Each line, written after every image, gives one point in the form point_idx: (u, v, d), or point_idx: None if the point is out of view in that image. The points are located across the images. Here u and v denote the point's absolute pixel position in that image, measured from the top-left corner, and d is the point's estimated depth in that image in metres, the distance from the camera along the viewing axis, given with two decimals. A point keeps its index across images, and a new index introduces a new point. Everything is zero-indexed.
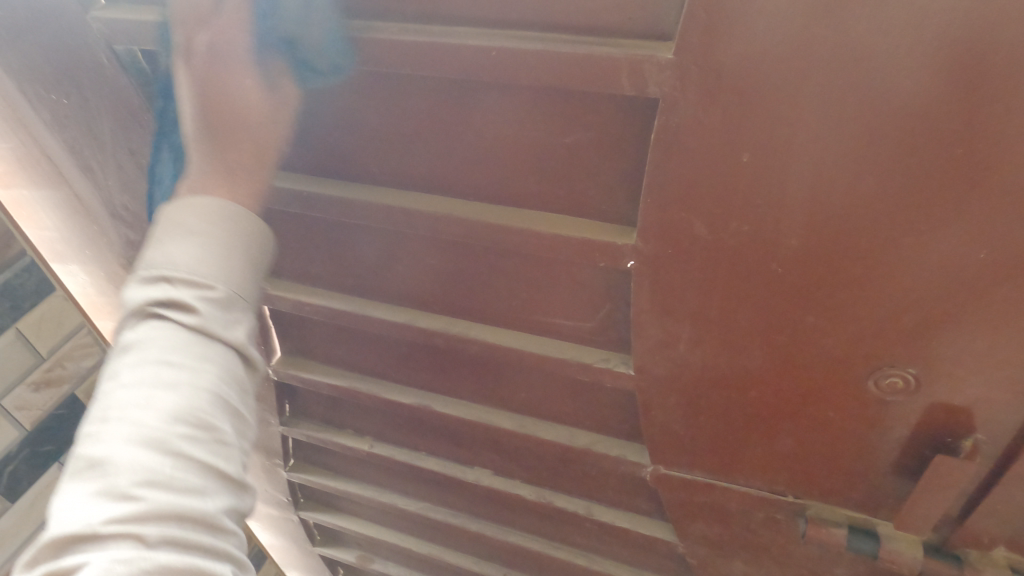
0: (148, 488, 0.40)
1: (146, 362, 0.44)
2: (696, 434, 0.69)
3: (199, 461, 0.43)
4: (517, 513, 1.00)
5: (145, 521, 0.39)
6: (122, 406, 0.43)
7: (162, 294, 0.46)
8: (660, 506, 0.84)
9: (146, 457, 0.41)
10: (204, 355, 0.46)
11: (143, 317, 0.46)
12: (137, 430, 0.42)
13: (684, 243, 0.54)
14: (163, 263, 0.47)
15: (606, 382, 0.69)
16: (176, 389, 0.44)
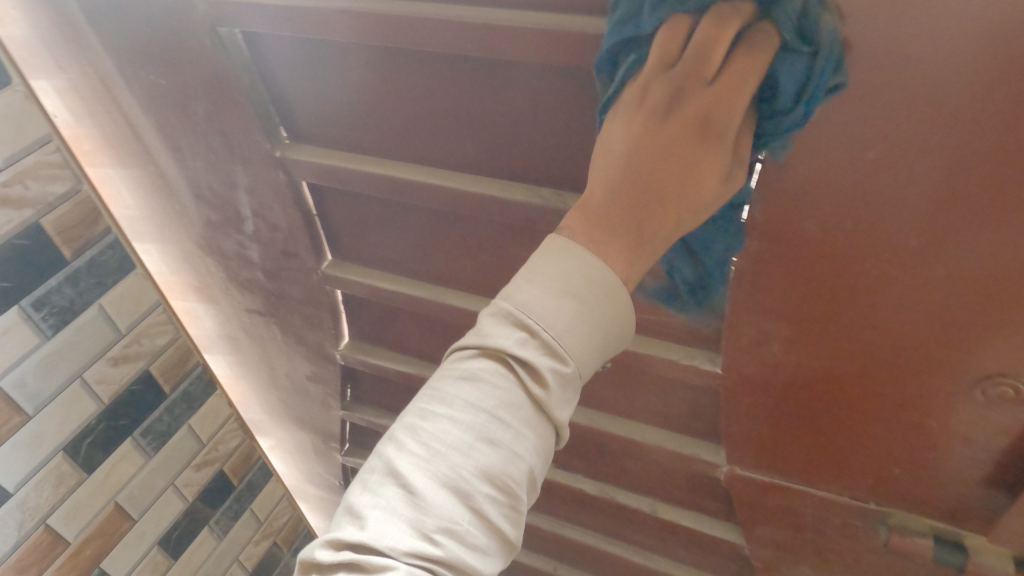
0: (444, 532, 0.39)
1: (480, 409, 0.41)
2: (779, 435, 0.68)
3: (492, 517, 0.40)
4: (575, 507, 0.99)
5: (434, 551, 0.38)
6: (448, 434, 0.41)
7: (523, 351, 0.42)
8: (728, 507, 0.83)
9: (444, 505, 0.39)
10: (530, 419, 0.42)
11: (493, 361, 0.43)
12: (448, 468, 0.40)
13: (790, 238, 0.53)
14: (525, 310, 0.43)
15: (689, 379, 0.69)
16: (498, 448, 0.41)
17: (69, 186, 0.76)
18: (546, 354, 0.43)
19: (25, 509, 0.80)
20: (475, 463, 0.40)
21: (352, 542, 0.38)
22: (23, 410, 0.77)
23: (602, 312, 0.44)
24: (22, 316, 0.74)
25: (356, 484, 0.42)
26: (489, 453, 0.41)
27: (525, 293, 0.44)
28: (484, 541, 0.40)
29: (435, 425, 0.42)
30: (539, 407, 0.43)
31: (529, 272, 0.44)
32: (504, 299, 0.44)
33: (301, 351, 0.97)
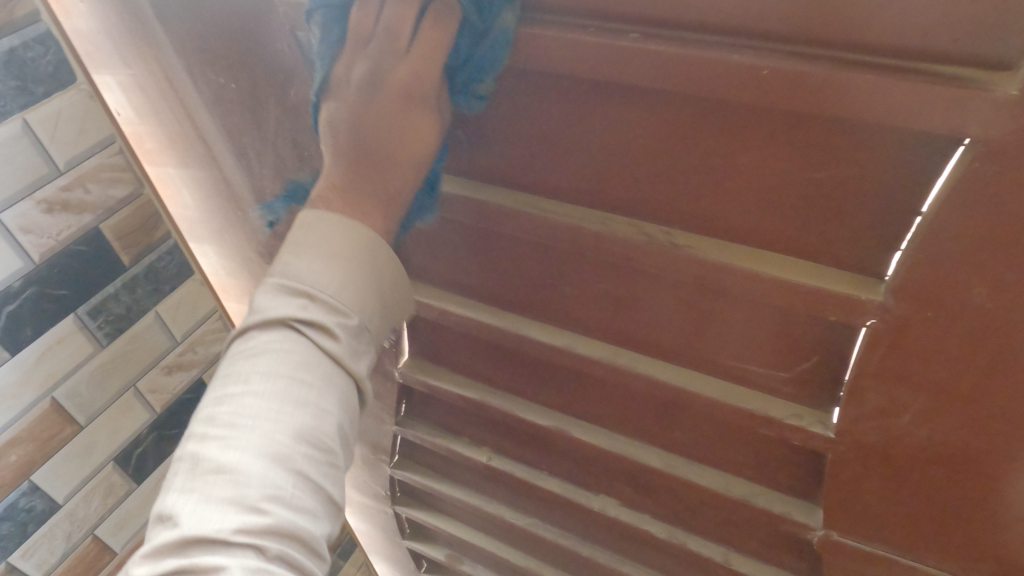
0: (272, 501, 0.42)
1: (272, 398, 0.45)
2: (891, 507, 0.61)
3: (314, 475, 0.44)
4: (639, 545, 0.93)
5: (267, 537, 0.41)
6: (251, 392, 0.45)
7: (305, 314, 0.47)
8: (815, 568, 0.76)
9: (274, 472, 0.42)
10: (331, 377, 0.47)
11: (285, 329, 0.47)
12: (237, 490, 0.41)
13: (946, 307, 0.45)
14: (300, 280, 0.48)
15: (792, 440, 0.61)
16: (308, 408, 0.45)
17: (131, 190, 0.72)
18: (329, 311, 0.48)
19: (73, 520, 0.78)
20: (263, 442, 0.43)
21: (185, 536, 0.40)
22: (76, 421, 0.74)
23: (369, 270, 0.51)
24: (78, 323, 0.71)
25: (174, 487, 0.43)
26: (290, 411, 0.44)
27: (298, 267, 0.49)
28: (314, 505, 0.44)
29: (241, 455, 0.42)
30: (338, 368, 0.48)
31: (298, 245, 0.50)
32: (288, 272, 0.49)
33: None
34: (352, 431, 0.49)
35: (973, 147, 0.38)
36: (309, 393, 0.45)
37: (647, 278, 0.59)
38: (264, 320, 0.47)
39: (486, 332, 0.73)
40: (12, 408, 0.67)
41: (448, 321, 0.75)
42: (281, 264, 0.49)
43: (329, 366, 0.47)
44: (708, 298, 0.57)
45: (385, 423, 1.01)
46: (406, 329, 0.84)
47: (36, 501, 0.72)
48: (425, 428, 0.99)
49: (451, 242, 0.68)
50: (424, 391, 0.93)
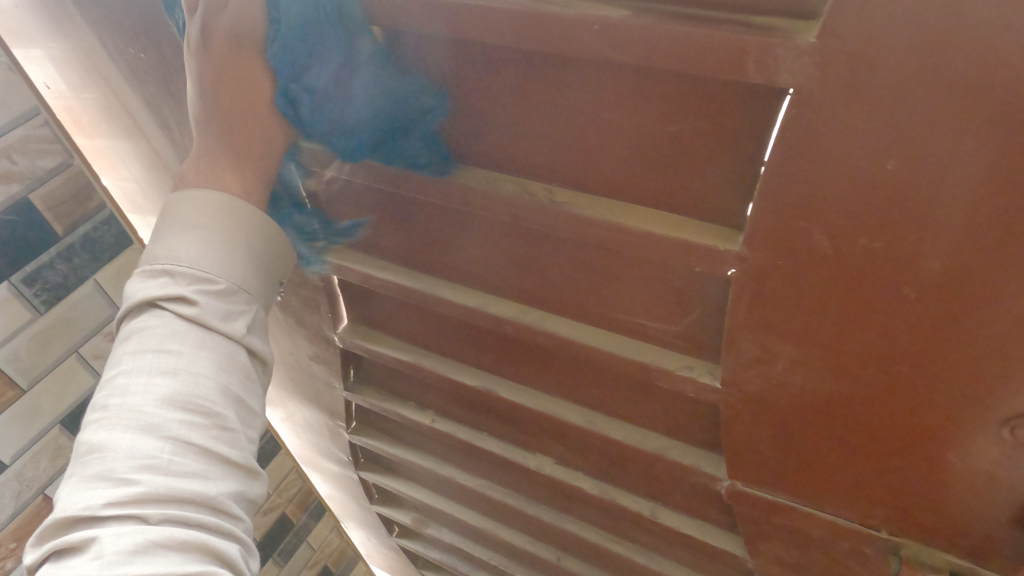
0: (142, 470, 0.45)
1: (147, 348, 0.49)
2: (785, 456, 0.63)
3: (197, 439, 0.48)
4: (579, 503, 0.96)
5: (142, 507, 0.44)
6: (145, 374, 0.48)
7: (164, 291, 0.51)
8: (734, 519, 0.79)
9: (143, 442, 0.46)
10: (207, 343, 0.51)
11: (151, 307, 0.52)
12: (116, 432, 0.46)
13: (795, 257, 0.47)
14: (173, 258, 0.53)
15: (689, 392, 0.64)
16: (176, 376, 0.49)
17: (60, 161, 0.75)
18: (200, 288, 0.53)
19: (21, 480, 0.81)
20: (171, 400, 0.48)
21: (67, 518, 0.44)
22: (17, 385, 0.77)
23: (232, 239, 0.55)
24: (13, 292, 0.74)
25: (65, 484, 0.46)
26: (160, 381, 0.48)
27: (176, 243, 0.53)
28: (194, 463, 0.47)
29: (102, 432, 0.46)
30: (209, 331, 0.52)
31: (179, 223, 0.55)
32: (153, 256, 0.54)
33: (302, 331, 0.95)
34: (241, 389, 0.53)
35: (795, 96, 0.40)
36: (181, 364, 0.49)
37: (543, 237, 0.61)
38: (137, 306, 0.52)
39: (408, 294, 0.75)
40: None
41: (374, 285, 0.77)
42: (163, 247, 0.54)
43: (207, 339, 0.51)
44: (597, 255, 0.59)
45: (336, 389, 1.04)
46: (342, 296, 0.87)
47: None
48: (374, 393, 1.03)
49: (367, 207, 0.70)
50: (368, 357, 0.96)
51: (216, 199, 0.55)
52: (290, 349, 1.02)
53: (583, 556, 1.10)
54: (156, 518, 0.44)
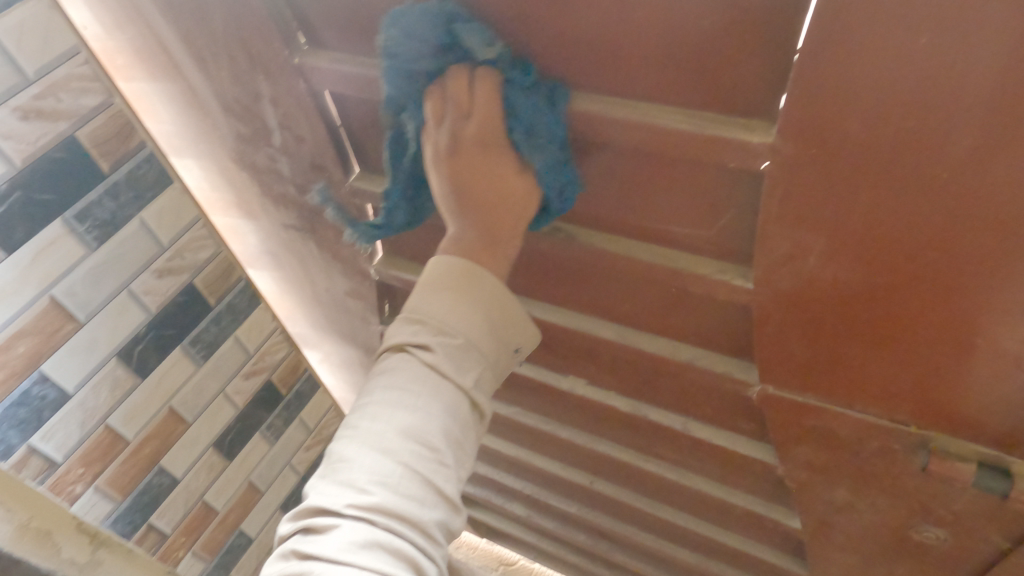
0: (377, 484, 0.53)
1: (392, 386, 0.59)
2: (816, 354, 0.65)
3: (420, 467, 0.55)
4: (610, 424, 1.00)
5: (375, 514, 0.52)
6: (370, 423, 0.58)
7: (414, 338, 0.62)
8: (763, 428, 0.82)
9: (381, 462, 0.55)
10: (437, 383, 0.59)
11: (405, 352, 0.62)
12: (370, 461, 0.55)
13: (826, 145, 0.48)
14: (424, 318, 0.63)
15: (720, 296, 0.66)
16: (415, 413, 0.57)
17: (102, 99, 0.77)
18: (433, 333, 0.62)
19: (85, 409, 0.86)
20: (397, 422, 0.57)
21: (316, 504, 0.54)
22: (75, 317, 0.81)
23: (476, 301, 0.63)
24: (66, 228, 0.77)
25: (318, 478, 0.57)
26: (401, 415, 0.57)
27: (417, 299, 0.64)
28: (421, 494, 0.55)
29: (356, 452, 0.56)
30: (443, 378, 0.60)
31: (422, 286, 0.64)
32: (408, 308, 0.64)
33: (338, 267, 0.98)
34: (461, 434, 0.60)
35: None
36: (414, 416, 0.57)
37: (600, 153, 0.61)
38: (391, 346, 0.63)
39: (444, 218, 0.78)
40: (15, 303, 0.75)
41: None
42: (408, 303, 0.65)
43: (473, 332, 0.63)
44: (630, 163, 0.61)
45: (372, 323, 1.08)
46: None
47: (47, 390, 0.81)
48: None
49: None
50: (402, 289, 0.99)
51: (448, 258, 0.64)
52: (327, 286, 1.05)
53: (614, 478, 1.15)
54: (382, 548, 0.51)
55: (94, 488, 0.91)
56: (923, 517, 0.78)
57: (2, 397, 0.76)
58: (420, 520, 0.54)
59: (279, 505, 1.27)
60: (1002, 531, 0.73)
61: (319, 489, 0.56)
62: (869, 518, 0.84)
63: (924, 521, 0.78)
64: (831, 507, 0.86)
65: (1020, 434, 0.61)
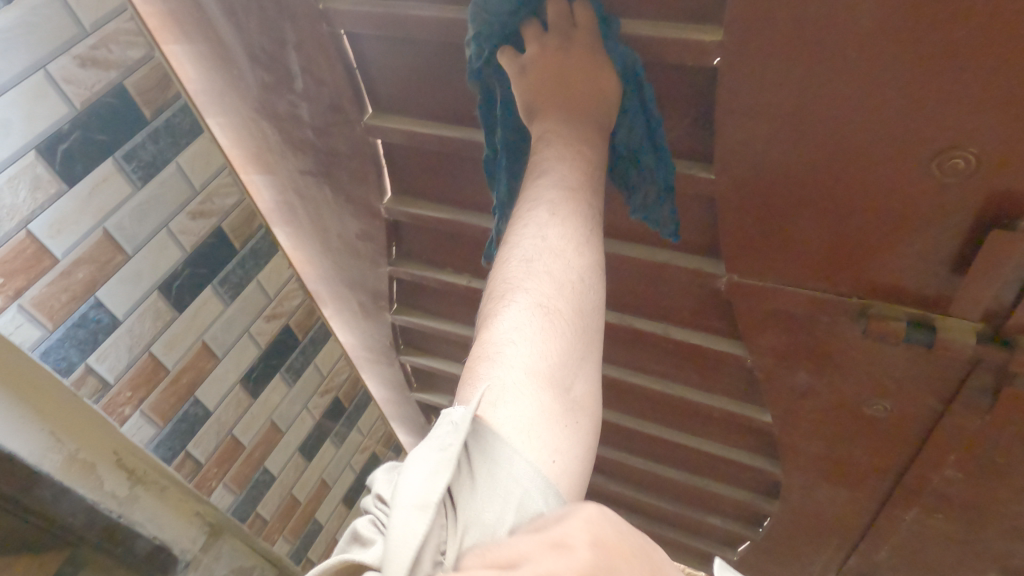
0: (528, 399, 0.49)
1: (538, 280, 0.57)
2: (769, 233, 0.77)
3: (576, 390, 0.52)
4: (601, 341, 1.12)
5: (512, 441, 0.45)
6: (505, 336, 0.53)
7: (548, 237, 0.60)
8: (733, 323, 0.94)
9: (536, 374, 0.51)
10: (574, 290, 0.57)
11: (547, 244, 0.59)
12: (521, 367, 0.51)
13: (765, 36, 0.60)
14: (554, 230, 0.60)
15: (689, 190, 0.78)
16: (559, 313, 0.55)
17: (144, 53, 0.87)
18: (565, 241, 0.59)
19: (132, 336, 0.96)
20: (540, 297, 0.56)
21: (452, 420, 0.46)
22: (124, 250, 0.91)
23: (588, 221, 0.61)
24: (115, 167, 0.87)
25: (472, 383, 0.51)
26: (552, 303, 0.55)
27: (543, 192, 0.62)
28: (573, 421, 0.50)
29: (516, 357, 0.52)
30: (578, 282, 0.58)
31: (557, 202, 0.61)
32: (540, 213, 0.61)
33: (351, 209, 1.09)
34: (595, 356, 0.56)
35: None
36: (559, 301, 0.56)
37: None
38: (530, 236, 0.60)
39: (450, 145, 0.89)
40: (75, 232, 0.85)
41: (418, 142, 0.91)
42: (542, 205, 0.62)
43: (586, 233, 0.61)
44: None
45: (381, 265, 1.19)
46: (385, 167, 1.01)
47: (102, 314, 0.91)
48: (415, 265, 1.18)
49: (409, 67, 0.84)
50: (409, 226, 1.10)
51: (583, 158, 0.65)
52: (339, 231, 1.16)
53: (607, 400, 1.27)
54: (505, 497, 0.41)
55: (141, 412, 1.01)
56: (873, 389, 0.91)
57: (64, 317, 0.86)
58: (562, 416, 0.50)
59: (298, 447, 1.38)
60: (937, 390, 0.86)
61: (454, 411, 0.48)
62: (828, 399, 0.96)
63: (874, 392, 0.91)
64: (795, 395, 0.99)
65: (940, 290, 0.74)
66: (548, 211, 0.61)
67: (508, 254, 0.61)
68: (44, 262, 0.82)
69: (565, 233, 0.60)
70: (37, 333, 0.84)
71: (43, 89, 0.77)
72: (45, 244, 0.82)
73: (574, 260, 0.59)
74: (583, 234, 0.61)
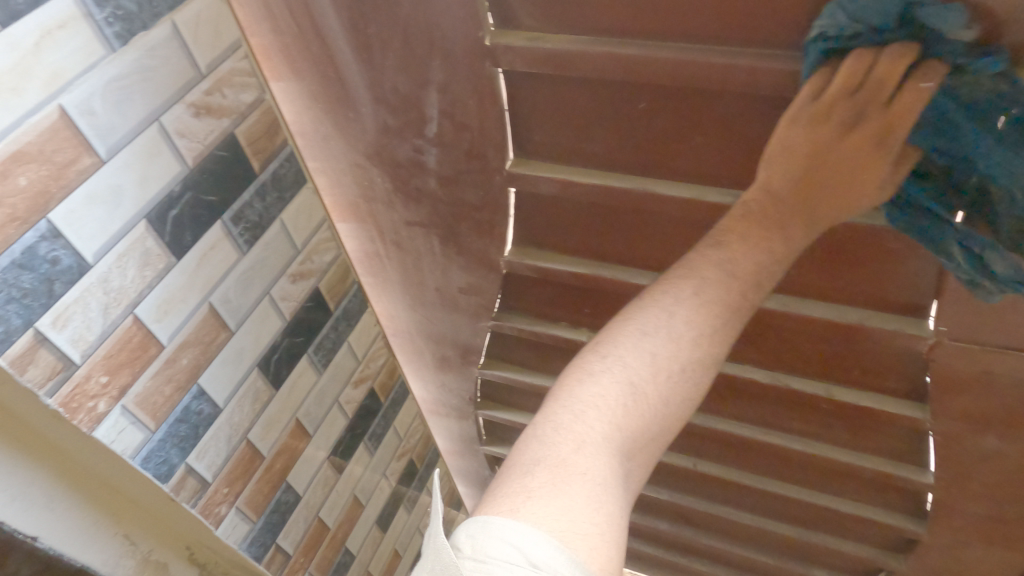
0: (549, 490, 0.48)
1: (614, 382, 0.53)
2: (1004, 295, 0.68)
3: (587, 466, 0.49)
4: (736, 398, 1.02)
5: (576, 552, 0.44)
6: (564, 418, 0.52)
7: (630, 358, 0.54)
8: (916, 383, 0.85)
9: (579, 462, 0.49)
10: (637, 398, 0.53)
11: (626, 355, 0.54)
12: (555, 459, 0.50)
13: None
14: (646, 352, 0.54)
15: (916, 248, 0.68)
16: (592, 409, 0.52)
17: (256, 96, 0.74)
18: (642, 365, 0.54)
19: (231, 424, 0.82)
20: (619, 382, 0.53)
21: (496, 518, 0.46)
22: (228, 326, 0.78)
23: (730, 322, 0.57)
24: (224, 230, 0.74)
25: (516, 472, 0.50)
26: (610, 400, 0.52)
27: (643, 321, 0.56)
28: (586, 518, 0.47)
29: (574, 457, 0.50)
30: (643, 393, 0.53)
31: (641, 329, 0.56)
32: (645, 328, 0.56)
33: (460, 262, 0.97)
34: (625, 471, 0.52)
35: None
36: (642, 376, 0.53)
37: None
38: (604, 361, 0.55)
39: (609, 196, 0.78)
40: (182, 312, 0.71)
41: (568, 193, 0.80)
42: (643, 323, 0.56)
43: (717, 341, 0.56)
44: None
45: (483, 320, 1.06)
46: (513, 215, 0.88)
47: (204, 404, 0.77)
48: (523, 319, 1.05)
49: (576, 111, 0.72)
50: (526, 279, 0.98)
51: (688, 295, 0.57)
52: (439, 284, 1.03)
53: (723, 457, 1.17)
54: None
55: (236, 509, 0.87)
56: None
57: (167, 414, 0.72)
58: (584, 503, 0.47)
59: (375, 520, 1.24)
60: None
61: (475, 521, 0.47)
62: (1014, 463, 0.87)
63: None
64: (974, 457, 0.90)
65: None
66: (687, 292, 0.57)
67: (573, 367, 0.56)
68: (150, 351, 0.68)
69: (689, 316, 0.56)
70: (140, 436, 0.70)
71: (156, 145, 0.63)
72: (151, 330, 0.68)
73: (707, 354, 0.56)
74: (710, 334, 0.56)
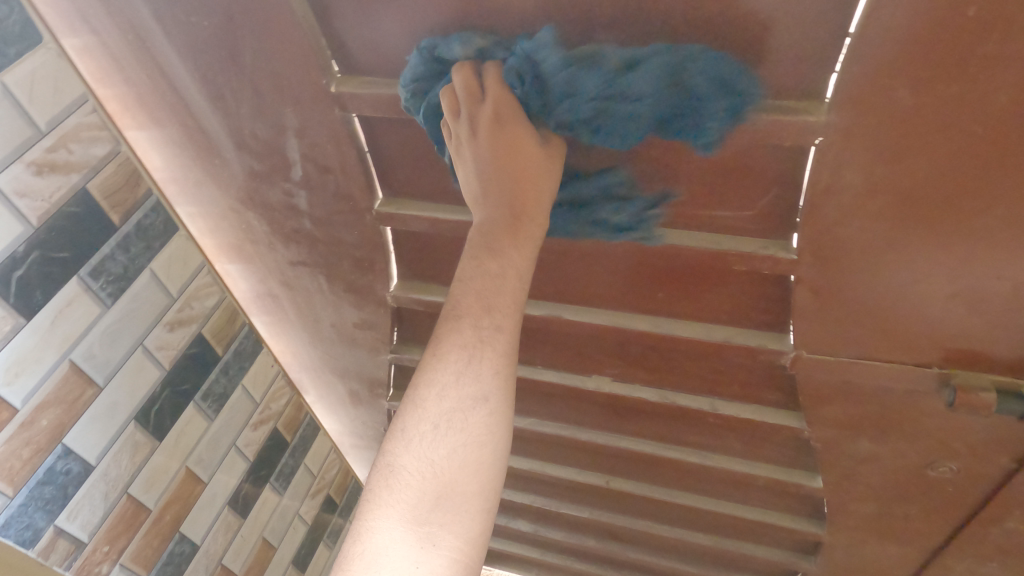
0: None
1: (409, 470, 0.53)
2: (847, 309, 0.72)
3: None
4: (632, 416, 1.04)
5: None
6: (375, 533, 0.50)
7: (420, 440, 0.54)
8: (790, 394, 0.88)
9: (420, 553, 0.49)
10: (428, 474, 0.52)
11: (413, 437, 0.54)
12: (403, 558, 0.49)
13: (879, 110, 0.54)
14: (437, 421, 0.54)
15: (762, 270, 0.71)
16: (403, 504, 0.51)
17: (110, 148, 0.73)
18: (454, 439, 0.53)
19: (108, 480, 0.80)
20: (414, 462, 0.53)
21: None
22: (95, 382, 0.76)
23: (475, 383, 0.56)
24: (82, 286, 0.72)
25: None
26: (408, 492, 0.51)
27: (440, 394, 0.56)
28: None
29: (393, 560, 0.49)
30: (455, 465, 0.52)
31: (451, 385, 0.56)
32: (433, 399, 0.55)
33: (348, 299, 0.96)
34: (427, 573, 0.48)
35: None
36: (439, 449, 0.53)
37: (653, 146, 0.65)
38: (400, 450, 0.54)
39: (477, 231, 0.80)
40: (36, 372, 0.69)
41: (438, 228, 0.81)
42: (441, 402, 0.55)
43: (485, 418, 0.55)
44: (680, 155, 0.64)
45: (381, 353, 1.06)
46: (393, 250, 0.89)
47: (72, 463, 0.75)
48: (422, 350, 1.05)
49: (433, 151, 0.74)
50: (418, 311, 0.99)
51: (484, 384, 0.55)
52: (334, 321, 1.02)
53: (633, 473, 1.19)
54: None
55: (120, 566, 0.85)
56: (938, 453, 0.87)
57: (28, 477, 0.71)
58: None
59: (291, 560, 1.23)
60: (1009, 450, 0.83)
61: None
62: (890, 464, 0.91)
63: (940, 455, 0.87)
64: (854, 461, 0.93)
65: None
66: (461, 355, 0.57)
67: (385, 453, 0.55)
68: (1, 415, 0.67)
69: (474, 368, 0.56)
70: None
71: None
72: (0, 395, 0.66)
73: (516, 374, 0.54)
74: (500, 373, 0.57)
